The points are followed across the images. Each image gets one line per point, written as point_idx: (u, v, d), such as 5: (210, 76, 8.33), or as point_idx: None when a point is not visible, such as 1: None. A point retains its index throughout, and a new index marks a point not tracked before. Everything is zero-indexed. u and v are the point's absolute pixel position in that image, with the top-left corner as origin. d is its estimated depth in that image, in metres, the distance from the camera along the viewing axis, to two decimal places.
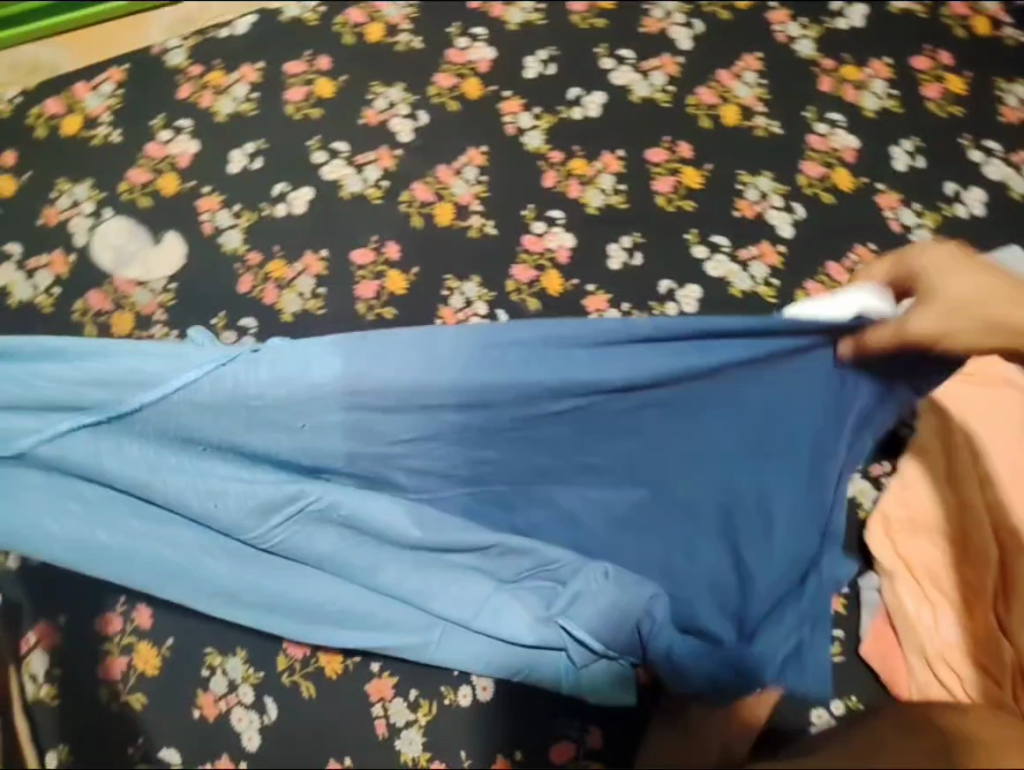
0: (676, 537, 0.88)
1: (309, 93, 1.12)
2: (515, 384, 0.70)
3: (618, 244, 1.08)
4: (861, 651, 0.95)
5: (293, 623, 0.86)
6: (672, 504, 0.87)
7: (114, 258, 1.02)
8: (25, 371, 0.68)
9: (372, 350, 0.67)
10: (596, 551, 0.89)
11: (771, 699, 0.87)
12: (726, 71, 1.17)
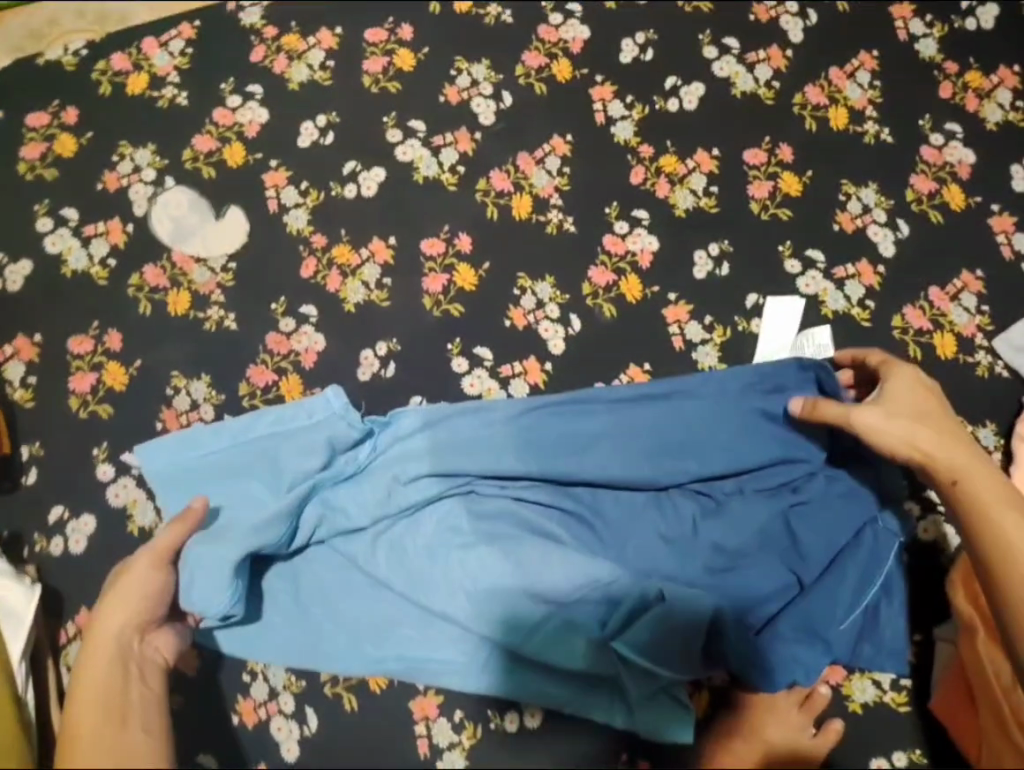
0: (729, 565, 0.86)
1: (388, 65, 1.04)
2: (563, 435, 0.88)
3: (704, 252, 1.00)
4: (930, 705, 0.86)
5: (339, 634, 0.84)
6: (729, 538, 0.86)
7: (172, 231, 0.97)
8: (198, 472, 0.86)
9: (448, 416, 0.89)
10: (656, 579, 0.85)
11: (832, 734, 0.85)
12: (838, 69, 1.07)
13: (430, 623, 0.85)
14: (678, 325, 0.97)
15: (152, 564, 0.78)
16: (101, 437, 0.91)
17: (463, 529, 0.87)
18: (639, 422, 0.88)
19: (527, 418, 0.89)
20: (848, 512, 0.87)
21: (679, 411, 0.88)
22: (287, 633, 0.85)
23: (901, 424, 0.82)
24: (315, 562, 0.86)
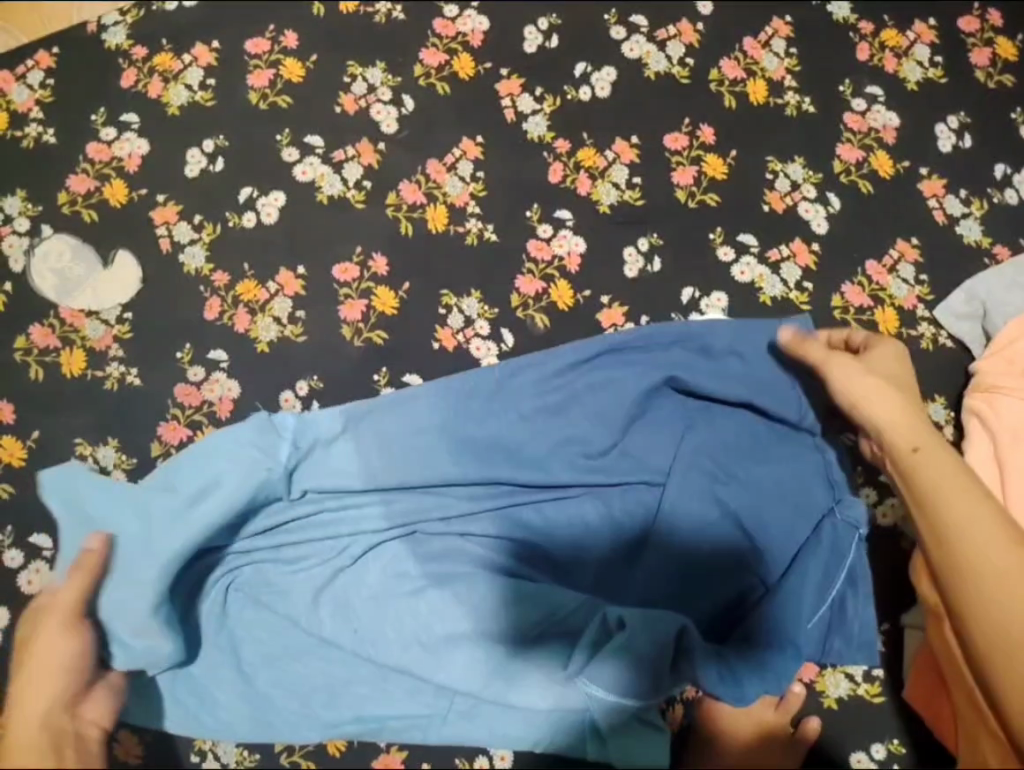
0: (687, 570, 0.83)
1: (275, 77, 0.96)
2: (493, 437, 0.83)
3: (634, 248, 0.95)
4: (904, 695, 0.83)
5: (289, 702, 0.79)
6: (689, 550, 0.83)
7: (57, 284, 0.88)
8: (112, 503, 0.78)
9: (370, 411, 0.83)
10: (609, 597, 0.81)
11: (810, 732, 0.84)
12: (752, 39, 1.02)
13: (386, 678, 0.80)
14: (614, 328, 0.93)
15: (63, 626, 0.71)
16: (3, 520, 0.83)
17: (409, 570, 0.82)
18: (573, 400, 0.85)
19: (456, 414, 0.83)
20: (805, 499, 0.84)
21: (614, 379, 0.85)
22: (235, 709, 0.78)
23: (870, 382, 0.79)
24: (252, 625, 0.80)
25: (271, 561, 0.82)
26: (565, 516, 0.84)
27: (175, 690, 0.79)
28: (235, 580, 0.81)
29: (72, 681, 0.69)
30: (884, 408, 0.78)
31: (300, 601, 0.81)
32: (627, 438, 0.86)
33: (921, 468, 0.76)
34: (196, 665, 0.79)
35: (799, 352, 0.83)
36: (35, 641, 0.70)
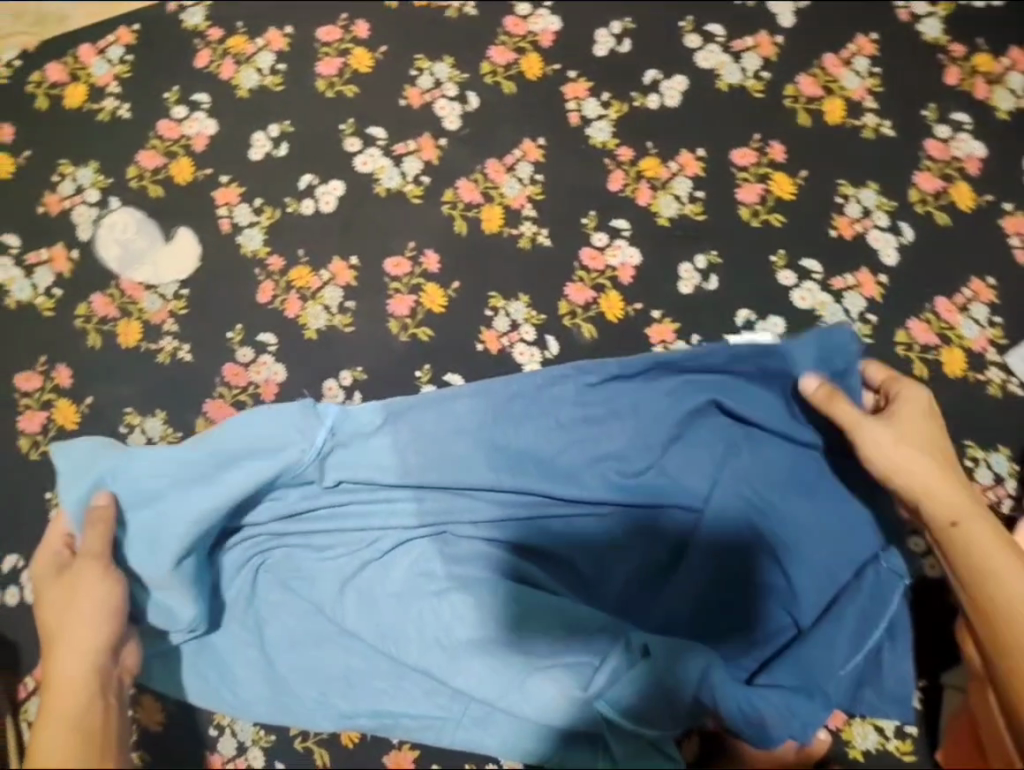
0: (716, 601, 0.82)
1: (343, 66, 0.97)
2: (529, 448, 0.83)
3: (690, 265, 0.93)
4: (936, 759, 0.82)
5: (306, 689, 0.81)
6: (719, 582, 0.82)
7: (120, 256, 0.91)
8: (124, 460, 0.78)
9: (411, 407, 0.83)
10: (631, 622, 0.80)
11: None
12: (833, 55, 0.98)
13: (403, 677, 0.81)
14: (663, 345, 0.91)
15: (100, 571, 0.73)
16: (52, 479, 0.86)
17: (434, 572, 0.83)
18: (612, 414, 0.84)
19: (495, 418, 0.83)
20: (847, 542, 0.81)
21: (655, 395, 0.84)
22: (256, 687, 0.81)
23: (902, 451, 0.76)
24: (277, 605, 0.82)
25: (300, 544, 0.83)
26: (596, 535, 0.84)
27: (196, 659, 0.81)
28: (265, 561, 0.83)
29: (115, 625, 0.71)
30: (918, 478, 0.75)
31: (325, 589, 0.82)
32: (666, 461, 0.84)
33: (964, 548, 0.74)
34: (222, 641, 0.82)
35: (831, 411, 0.78)
36: (72, 588, 0.72)
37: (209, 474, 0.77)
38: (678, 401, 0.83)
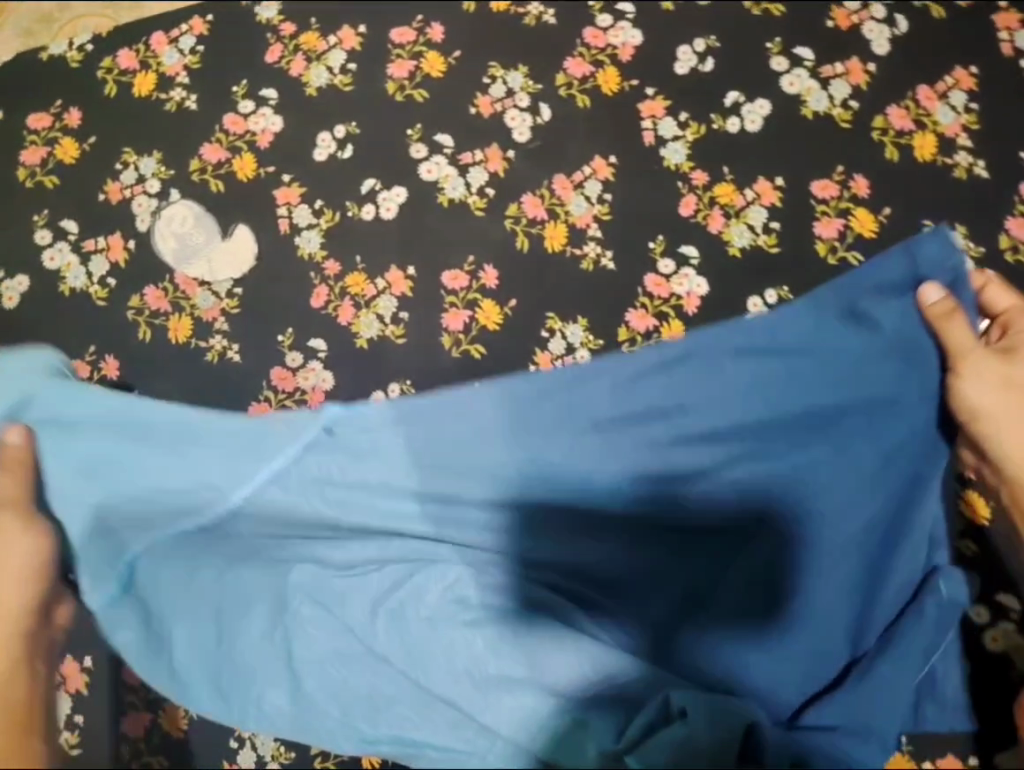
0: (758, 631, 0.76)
1: (415, 69, 0.94)
2: (565, 467, 0.80)
3: (761, 299, 0.88)
4: None
5: (328, 706, 0.76)
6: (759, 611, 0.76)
7: (176, 250, 0.90)
8: (60, 416, 0.78)
9: (431, 405, 0.80)
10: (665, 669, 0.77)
11: None
12: (928, 87, 0.93)
13: (429, 705, 0.75)
14: None
15: (20, 526, 0.75)
16: None
17: (467, 595, 0.80)
18: (640, 425, 0.80)
19: (520, 417, 0.80)
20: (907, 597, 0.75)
21: (690, 403, 0.79)
22: (271, 698, 0.76)
23: (1007, 395, 0.74)
24: (290, 610, 0.78)
25: (320, 546, 0.80)
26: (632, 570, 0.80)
27: (195, 662, 0.76)
28: (285, 570, 0.78)
29: (35, 590, 0.75)
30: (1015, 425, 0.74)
31: (348, 599, 0.78)
32: (705, 495, 0.79)
33: None
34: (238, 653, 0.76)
35: (942, 331, 0.74)
36: None
37: (171, 444, 0.78)
38: (730, 419, 0.78)
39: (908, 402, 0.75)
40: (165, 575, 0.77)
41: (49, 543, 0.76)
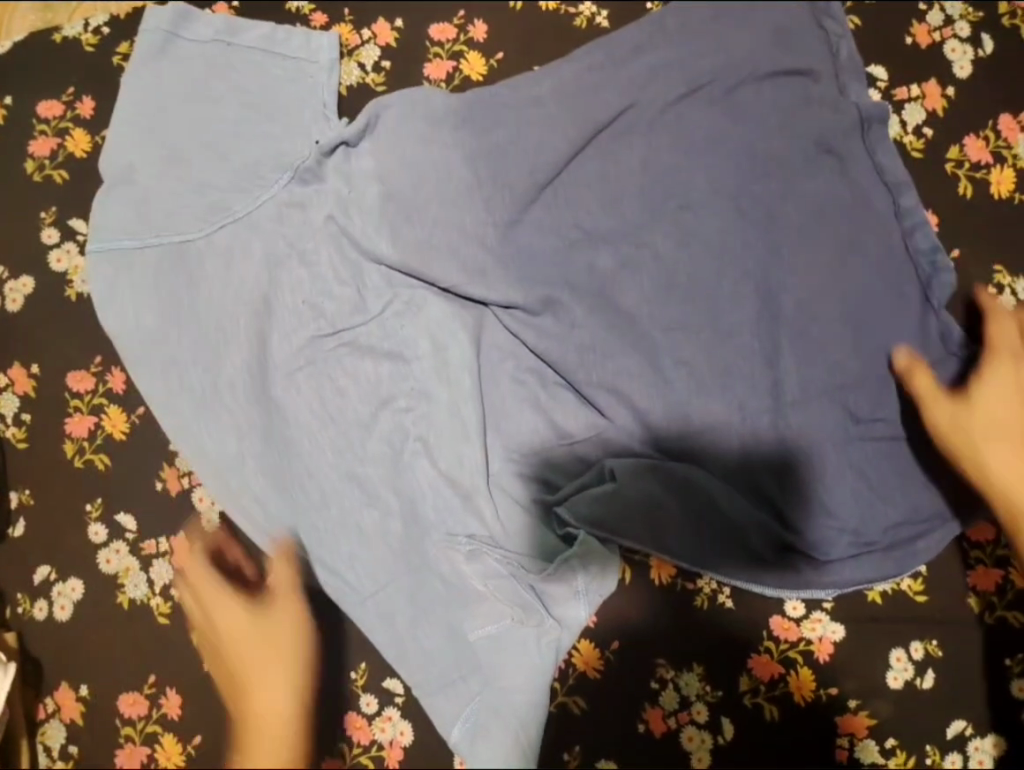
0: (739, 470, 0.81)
1: (454, 70, 0.91)
2: (565, 344, 0.84)
3: (813, 341, 0.83)
4: None
5: (334, 490, 0.81)
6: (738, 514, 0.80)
7: (182, 253, 0.84)
8: (114, 130, 0.86)
9: (394, 102, 0.87)
10: (637, 591, 0.81)
11: None
12: (1012, 115, 0.86)
13: (420, 528, 0.80)
14: (770, 422, 0.81)
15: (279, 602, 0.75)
16: (95, 492, 0.81)
17: (452, 421, 0.83)
18: (630, 146, 0.88)
19: (497, 131, 0.87)
20: (891, 480, 0.81)
21: (649, 120, 0.88)
22: (281, 487, 0.81)
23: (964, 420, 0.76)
24: (262, 392, 0.82)
25: (309, 244, 0.86)
26: (627, 447, 0.82)
27: (202, 381, 0.82)
28: (290, 306, 0.84)
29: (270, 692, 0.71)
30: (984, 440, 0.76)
31: (332, 367, 0.84)
32: (703, 440, 0.82)
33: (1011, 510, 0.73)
34: (227, 482, 0.80)
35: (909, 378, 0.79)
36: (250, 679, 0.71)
37: (172, 147, 0.85)
38: (692, 150, 0.87)
39: (856, 207, 0.85)
40: (136, 282, 0.83)
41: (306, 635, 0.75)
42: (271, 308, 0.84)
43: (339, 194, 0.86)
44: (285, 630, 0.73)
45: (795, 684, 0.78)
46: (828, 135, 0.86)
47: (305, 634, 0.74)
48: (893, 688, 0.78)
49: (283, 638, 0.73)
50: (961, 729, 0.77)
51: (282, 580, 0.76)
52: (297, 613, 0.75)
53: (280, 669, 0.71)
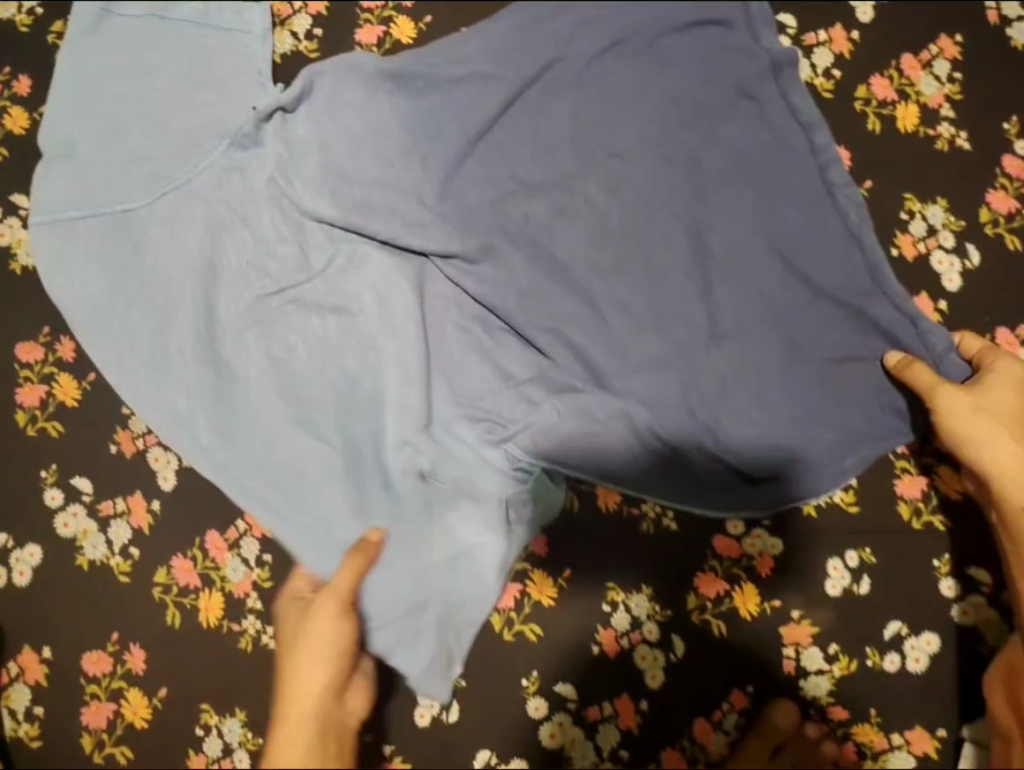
0: (679, 401, 0.84)
1: (384, 34, 0.94)
2: (503, 288, 0.86)
3: (740, 273, 0.86)
4: None
5: (286, 444, 0.83)
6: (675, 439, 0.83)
7: (125, 222, 0.85)
8: (52, 106, 0.88)
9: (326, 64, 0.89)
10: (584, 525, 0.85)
11: None
12: (913, 56, 0.92)
13: (371, 476, 0.83)
14: (704, 352, 0.85)
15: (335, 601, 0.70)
16: (49, 458, 0.83)
17: (399, 370, 0.84)
18: (557, 99, 0.91)
19: (428, 89, 0.90)
20: (824, 400, 0.84)
21: (574, 74, 0.91)
22: (232, 442, 0.83)
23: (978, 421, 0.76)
24: (210, 352, 0.84)
25: (251, 208, 0.88)
26: (567, 386, 0.85)
27: (150, 345, 0.84)
28: (234, 269, 0.86)
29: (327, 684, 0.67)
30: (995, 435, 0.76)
31: (278, 325, 0.85)
32: (642, 373, 0.84)
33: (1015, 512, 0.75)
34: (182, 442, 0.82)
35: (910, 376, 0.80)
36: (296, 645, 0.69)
37: (109, 119, 0.87)
38: (616, 99, 0.91)
39: (774, 145, 0.89)
40: (79, 252, 0.84)
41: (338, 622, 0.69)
42: (220, 274, 0.86)
43: (278, 156, 0.88)
44: (319, 629, 0.68)
45: (741, 599, 0.84)
46: (744, 80, 0.91)
47: (345, 639, 0.69)
48: (832, 596, 0.84)
49: (317, 631, 0.68)
50: (897, 630, 0.83)
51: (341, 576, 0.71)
52: (336, 611, 0.69)
53: (304, 657, 0.67)
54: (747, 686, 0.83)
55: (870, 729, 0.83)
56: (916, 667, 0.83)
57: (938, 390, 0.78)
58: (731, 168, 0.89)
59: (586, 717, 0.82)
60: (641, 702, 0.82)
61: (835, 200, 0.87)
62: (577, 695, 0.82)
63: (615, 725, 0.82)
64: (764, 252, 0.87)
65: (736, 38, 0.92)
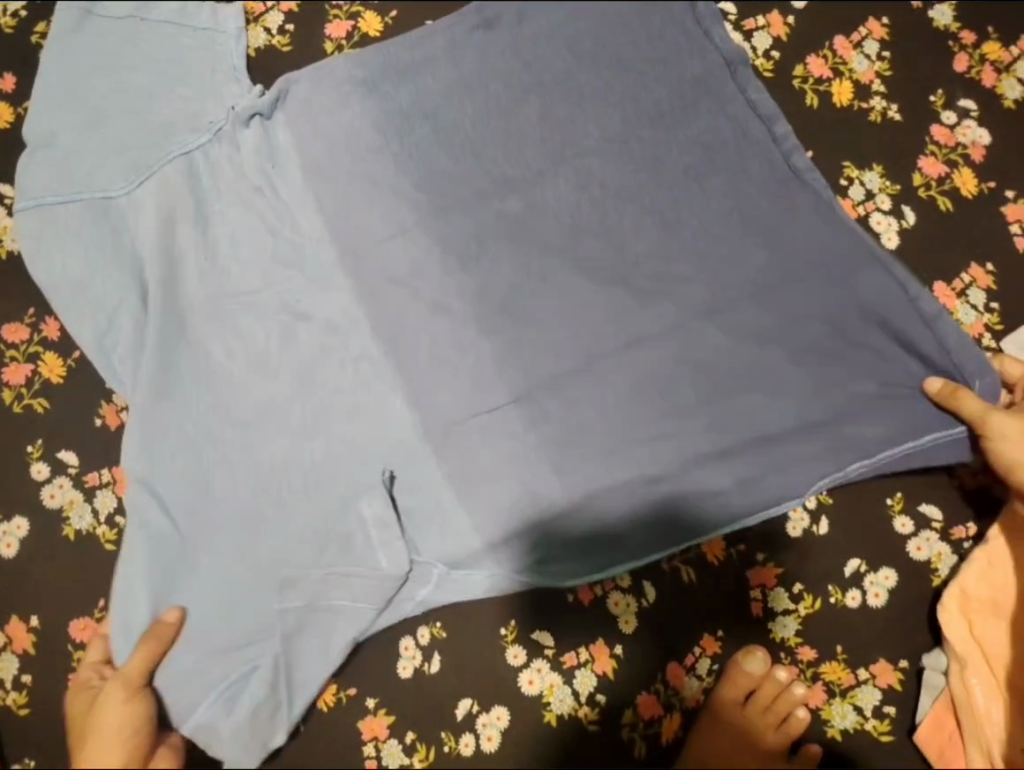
0: (640, 354, 0.88)
1: (352, 29, 1.01)
2: (470, 258, 0.91)
3: (694, 236, 0.91)
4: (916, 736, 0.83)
5: (256, 420, 0.85)
6: (639, 392, 0.87)
7: (99, 205, 0.88)
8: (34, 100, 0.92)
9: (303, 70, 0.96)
10: (560, 481, 0.85)
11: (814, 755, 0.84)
12: (844, 37, 0.99)
13: (345, 450, 0.85)
14: (664, 308, 0.89)
15: (125, 696, 0.75)
16: (35, 433, 0.85)
17: (372, 368, 0.88)
18: (516, 80, 0.97)
19: (394, 78, 0.96)
20: (780, 348, 0.87)
21: (532, 58, 0.97)
22: (203, 419, 0.85)
23: None
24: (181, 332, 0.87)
25: (224, 198, 0.91)
26: (534, 346, 0.88)
27: (125, 325, 0.86)
28: (204, 253, 0.89)
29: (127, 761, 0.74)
30: None
31: (249, 308, 0.88)
32: (606, 330, 0.89)
33: None
34: (144, 435, 0.83)
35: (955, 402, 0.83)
36: (97, 719, 0.75)
37: (87, 109, 0.91)
38: (572, 79, 0.97)
39: (720, 118, 0.95)
40: (55, 236, 0.87)
41: (145, 715, 0.76)
42: (193, 272, 0.88)
43: (259, 168, 0.92)
44: (105, 716, 0.74)
45: (708, 545, 0.88)
46: (692, 60, 0.97)
47: (136, 722, 0.75)
48: (794, 536, 0.88)
49: (112, 726, 0.74)
50: (857, 566, 0.87)
51: (132, 670, 0.76)
52: (120, 703, 0.75)
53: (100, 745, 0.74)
54: (716, 630, 0.87)
55: (837, 667, 0.86)
56: (875, 602, 0.87)
57: (991, 421, 0.81)
58: (682, 141, 0.95)
59: (563, 663, 0.85)
60: (615, 646, 0.86)
61: (791, 185, 0.92)
62: (553, 641, 0.85)
63: (592, 671, 0.85)
64: (717, 215, 0.92)
65: (684, 23, 0.98)
